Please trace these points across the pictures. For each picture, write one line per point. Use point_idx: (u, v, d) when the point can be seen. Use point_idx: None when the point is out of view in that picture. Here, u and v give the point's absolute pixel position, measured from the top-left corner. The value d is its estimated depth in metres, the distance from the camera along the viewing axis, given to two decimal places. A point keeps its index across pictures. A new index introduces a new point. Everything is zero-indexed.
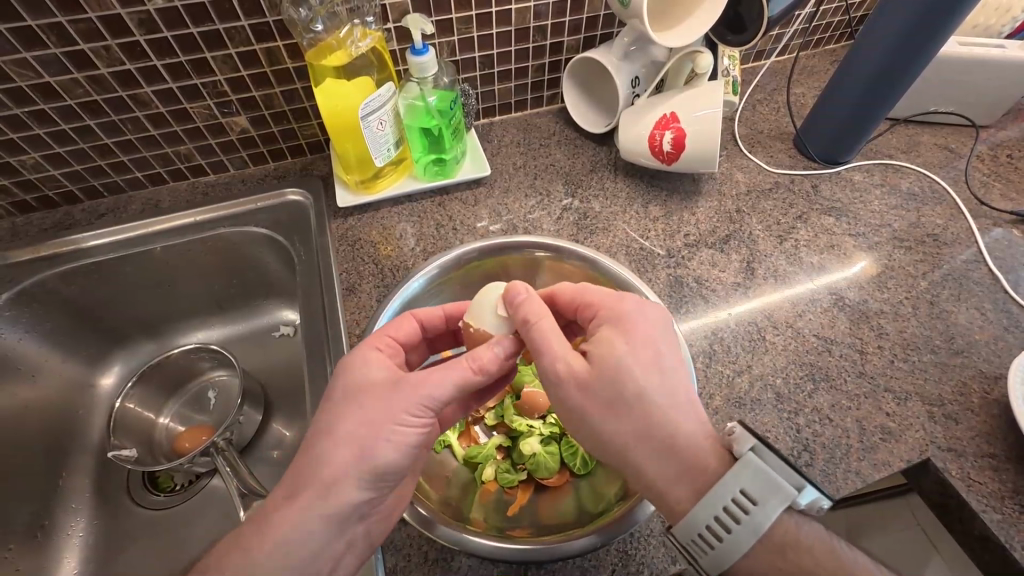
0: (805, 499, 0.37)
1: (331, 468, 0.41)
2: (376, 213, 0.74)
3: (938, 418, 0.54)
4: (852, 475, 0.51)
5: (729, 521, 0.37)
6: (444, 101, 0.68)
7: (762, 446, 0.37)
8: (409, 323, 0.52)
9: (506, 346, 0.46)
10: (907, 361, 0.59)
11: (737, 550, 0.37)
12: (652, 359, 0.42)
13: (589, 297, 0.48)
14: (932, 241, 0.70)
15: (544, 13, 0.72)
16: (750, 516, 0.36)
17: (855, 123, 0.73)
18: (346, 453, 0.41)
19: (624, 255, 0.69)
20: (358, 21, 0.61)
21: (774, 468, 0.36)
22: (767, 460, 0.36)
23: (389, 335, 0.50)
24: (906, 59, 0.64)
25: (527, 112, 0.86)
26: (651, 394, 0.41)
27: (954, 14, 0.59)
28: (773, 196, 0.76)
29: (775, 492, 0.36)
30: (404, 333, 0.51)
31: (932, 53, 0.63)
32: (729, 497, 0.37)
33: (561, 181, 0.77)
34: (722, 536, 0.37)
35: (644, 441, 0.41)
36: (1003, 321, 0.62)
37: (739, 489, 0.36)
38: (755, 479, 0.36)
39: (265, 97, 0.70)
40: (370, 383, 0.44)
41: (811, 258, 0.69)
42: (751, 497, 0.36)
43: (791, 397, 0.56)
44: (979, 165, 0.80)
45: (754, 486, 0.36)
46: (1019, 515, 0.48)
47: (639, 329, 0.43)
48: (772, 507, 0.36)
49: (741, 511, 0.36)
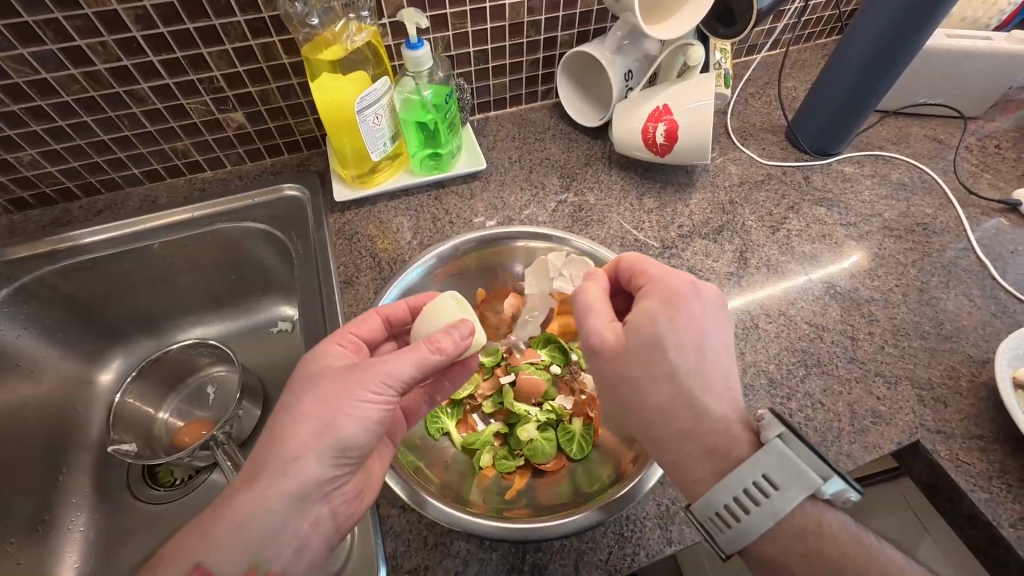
0: (830, 490, 0.37)
1: (307, 440, 0.42)
2: (374, 207, 0.75)
3: (927, 402, 0.55)
4: (845, 458, 0.52)
5: (748, 504, 0.37)
6: (437, 96, 0.69)
7: (790, 433, 0.37)
8: (371, 319, 0.52)
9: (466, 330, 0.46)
10: (897, 346, 0.59)
11: (753, 532, 0.37)
12: (694, 340, 0.42)
13: (646, 268, 0.47)
14: (922, 230, 0.71)
15: (538, 8, 0.73)
16: (770, 499, 0.37)
17: (842, 115, 0.75)
18: (330, 424, 0.42)
19: (619, 246, 0.70)
20: (352, 16, 0.62)
21: (802, 457, 0.37)
22: (796, 449, 0.37)
23: (352, 333, 0.50)
24: (896, 53, 0.65)
25: (522, 108, 0.87)
26: (684, 373, 0.42)
27: (933, 17, 0.60)
28: (766, 187, 0.77)
29: (797, 480, 0.36)
30: (366, 328, 0.51)
31: (920, 46, 0.64)
32: (751, 479, 0.37)
33: (556, 174, 0.79)
34: (741, 516, 0.37)
35: (669, 418, 0.42)
36: (990, 306, 0.63)
37: (761, 472, 0.37)
38: (779, 465, 0.37)
39: (262, 93, 0.71)
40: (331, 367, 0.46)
41: (803, 248, 0.70)
42: (773, 481, 0.37)
43: (783, 383, 0.56)
44: (967, 157, 0.81)
45: (777, 471, 0.37)
46: (1007, 494, 0.49)
47: (690, 306, 0.43)
48: (793, 493, 0.36)
49: (762, 494, 0.37)
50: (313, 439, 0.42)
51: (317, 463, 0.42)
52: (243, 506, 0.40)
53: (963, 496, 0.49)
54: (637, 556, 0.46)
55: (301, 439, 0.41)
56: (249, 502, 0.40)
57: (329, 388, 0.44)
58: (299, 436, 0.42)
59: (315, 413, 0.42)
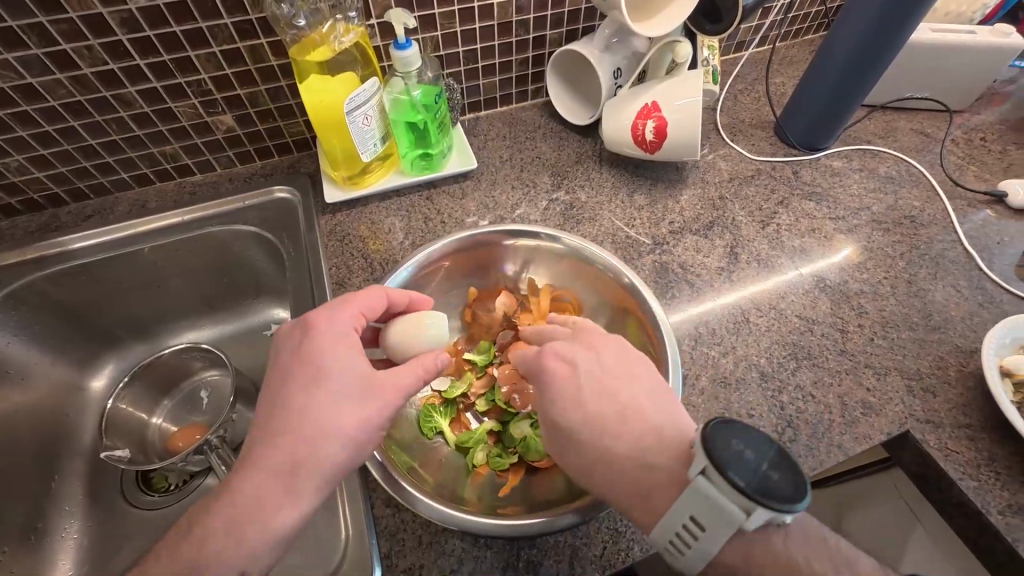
0: (759, 521, 0.35)
1: (306, 454, 0.41)
2: (365, 208, 0.75)
3: (916, 392, 0.56)
4: (836, 450, 0.52)
5: (683, 545, 0.38)
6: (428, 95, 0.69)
7: (711, 470, 0.36)
8: (380, 298, 0.51)
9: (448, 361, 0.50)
10: (886, 338, 0.60)
11: (695, 565, 0.38)
12: (609, 381, 0.45)
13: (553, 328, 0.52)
14: (910, 222, 0.72)
15: (526, 7, 0.73)
16: (700, 541, 0.37)
17: (829, 113, 0.75)
18: (328, 435, 0.41)
19: (610, 243, 0.70)
20: (340, 16, 0.62)
21: (723, 494, 0.36)
22: (717, 485, 0.36)
23: (360, 308, 0.49)
24: (879, 49, 0.66)
25: (512, 107, 0.88)
26: (621, 396, 0.44)
27: (912, 15, 0.62)
28: (755, 183, 0.77)
29: (722, 518, 0.36)
30: (372, 308, 0.50)
31: (902, 41, 0.65)
32: (680, 523, 0.37)
33: (547, 173, 0.79)
34: (682, 551, 0.38)
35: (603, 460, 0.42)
36: (977, 297, 0.64)
37: (688, 515, 0.37)
38: (703, 506, 0.36)
39: (251, 96, 0.71)
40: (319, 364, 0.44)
41: (793, 242, 0.70)
42: (699, 523, 0.36)
43: (774, 375, 0.57)
44: (953, 150, 0.82)
45: (703, 512, 0.36)
46: (994, 481, 0.49)
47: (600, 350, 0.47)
48: (721, 530, 0.36)
49: (692, 536, 0.37)
50: (312, 452, 0.41)
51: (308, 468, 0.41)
52: (237, 512, 0.40)
53: (951, 485, 0.50)
54: (632, 551, 0.46)
55: (291, 440, 0.41)
56: (249, 521, 0.39)
57: (322, 395, 0.43)
58: (294, 450, 0.41)
59: (310, 423, 0.42)
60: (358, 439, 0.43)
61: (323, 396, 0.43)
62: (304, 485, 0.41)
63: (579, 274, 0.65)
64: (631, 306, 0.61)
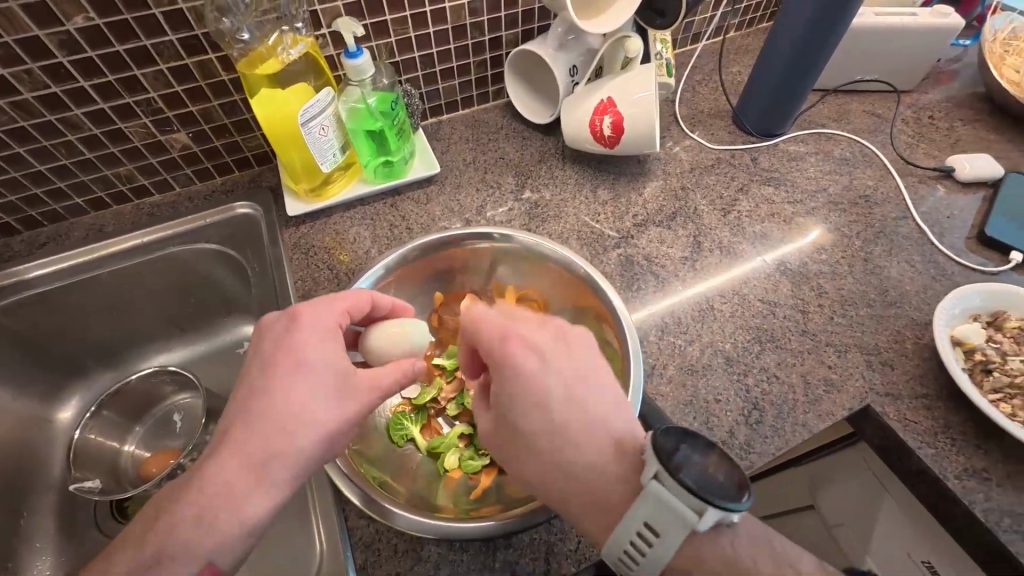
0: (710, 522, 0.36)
1: (278, 445, 0.40)
2: (329, 219, 0.74)
3: (875, 366, 0.57)
4: (800, 428, 0.53)
5: (638, 552, 0.38)
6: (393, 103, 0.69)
7: (663, 474, 0.36)
8: (363, 299, 0.50)
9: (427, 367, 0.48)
10: (845, 316, 0.62)
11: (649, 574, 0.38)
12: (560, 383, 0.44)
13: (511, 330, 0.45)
14: (865, 202, 0.74)
15: (479, 9, 0.74)
16: (654, 547, 0.37)
17: (780, 100, 0.77)
18: (298, 433, 0.41)
19: (576, 240, 0.70)
20: (286, 28, 0.62)
21: (675, 496, 0.36)
22: (670, 488, 0.36)
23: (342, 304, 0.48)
24: (821, 39, 0.68)
25: (474, 109, 0.88)
26: (571, 399, 0.43)
27: (849, 9, 0.64)
28: (716, 171, 0.79)
29: (676, 521, 0.36)
30: (357, 307, 0.49)
31: (843, 29, 0.67)
32: (635, 530, 0.37)
33: (511, 173, 0.79)
34: (636, 562, 0.38)
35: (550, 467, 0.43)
36: (930, 270, 0.66)
37: (641, 522, 0.37)
38: (655, 510, 0.37)
39: (204, 111, 0.70)
40: (296, 358, 0.43)
41: (754, 227, 0.71)
42: (654, 529, 0.37)
43: (740, 360, 0.58)
44: (904, 129, 0.85)
45: (655, 517, 0.37)
46: (951, 448, 0.51)
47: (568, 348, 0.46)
48: (673, 535, 0.36)
49: (646, 543, 0.37)
50: (284, 443, 0.41)
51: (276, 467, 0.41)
52: (212, 512, 0.40)
53: (911, 454, 0.51)
54: None
55: (261, 438, 0.41)
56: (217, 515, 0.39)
57: (299, 384, 0.42)
58: (268, 436, 0.41)
59: (284, 411, 0.41)
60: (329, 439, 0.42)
61: (300, 385, 0.42)
62: (272, 477, 0.40)
63: (537, 272, 0.65)
64: (590, 300, 0.61)
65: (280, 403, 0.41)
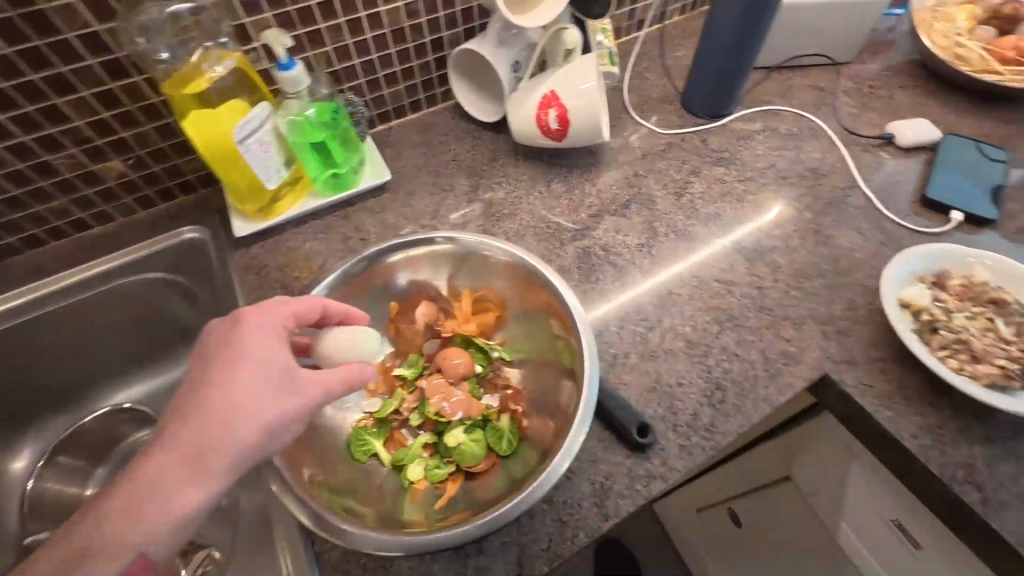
0: None
1: (215, 436, 0.38)
2: (280, 237, 0.72)
3: (831, 335, 0.58)
4: (763, 403, 0.53)
5: None
6: (340, 115, 0.69)
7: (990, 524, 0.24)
8: (313, 305, 0.49)
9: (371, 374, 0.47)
10: (800, 288, 0.63)
11: None
12: None
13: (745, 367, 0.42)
14: (812, 174, 0.75)
15: (417, 11, 0.73)
16: None
17: (720, 86, 0.79)
18: (238, 429, 0.39)
19: (532, 236, 0.70)
20: (212, 44, 0.61)
21: None
22: None
23: (290, 309, 0.47)
24: (750, 28, 0.70)
25: (424, 112, 0.87)
26: None
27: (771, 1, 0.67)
28: (668, 156, 0.79)
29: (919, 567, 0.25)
30: (306, 312, 0.48)
31: (770, 16, 0.69)
32: None
33: (464, 175, 0.78)
34: None
35: None
36: (878, 236, 0.68)
37: None
38: None
39: (138, 136, 0.67)
40: (246, 353, 0.41)
41: (707, 208, 0.72)
42: None
43: (700, 341, 0.58)
44: (846, 100, 0.87)
45: None
46: (906, 407, 0.52)
47: None
48: None
49: None
50: (217, 439, 0.39)
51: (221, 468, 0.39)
52: (136, 504, 0.37)
53: (870, 417, 0.52)
54: (577, 538, 0.46)
55: (199, 433, 0.38)
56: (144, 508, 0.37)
57: (235, 378, 0.40)
58: (201, 433, 0.39)
59: (219, 407, 0.39)
60: (270, 437, 0.40)
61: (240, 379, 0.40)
62: (208, 469, 0.38)
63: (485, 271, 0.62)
64: (543, 296, 0.59)
65: (221, 397, 0.39)
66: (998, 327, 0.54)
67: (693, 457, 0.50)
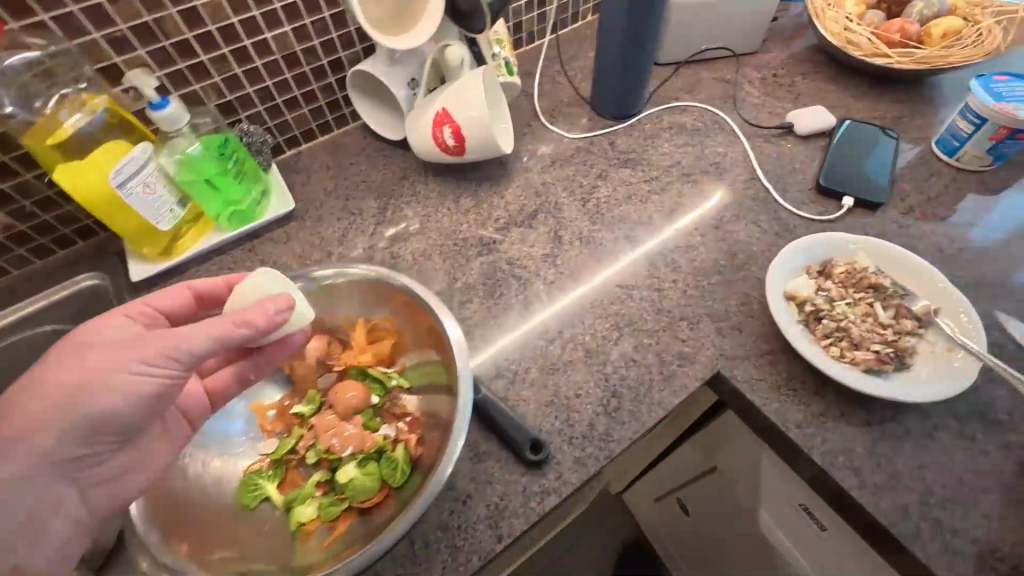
0: None
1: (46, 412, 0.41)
2: (183, 276, 0.71)
3: (725, 331, 0.60)
4: (657, 407, 0.54)
5: None
6: (233, 145, 0.69)
7: None
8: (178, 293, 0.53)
9: (280, 303, 0.47)
10: (698, 287, 0.64)
11: None
12: None
13: None
14: (715, 169, 0.77)
15: (307, 35, 0.73)
16: None
17: (623, 88, 0.80)
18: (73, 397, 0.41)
19: (439, 255, 0.70)
20: (73, 90, 0.60)
21: None
22: None
23: (149, 305, 0.52)
24: (636, 32, 0.71)
25: (334, 134, 0.86)
26: None
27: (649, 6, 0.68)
28: (575, 161, 0.80)
29: None
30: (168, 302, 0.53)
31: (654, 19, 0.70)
32: None
33: (373, 196, 0.78)
34: None
35: None
36: (775, 228, 0.69)
37: None
38: None
39: (18, 187, 0.63)
40: (82, 338, 0.45)
41: (613, 212, 0.72)
42: None
43: (599, 349, 0.59)
44: (752, 90, 0.88)
45: None
46: (793, 398, 0.54)
47: None
48: None
49: None
50: (51, 407, 0.41)
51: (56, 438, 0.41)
52: None
53: (759, 412, 0.54)
54: (470, 563, 0.46)
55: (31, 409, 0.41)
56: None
57: (72, 355, 0.43)
58: (52, 402, 0.41)
59: (56, 380, 0.42)
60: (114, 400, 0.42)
61: (121, 341, 0.45)
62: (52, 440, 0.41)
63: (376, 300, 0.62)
64: (428, 318, 0.59)
65: (60, 375, 0.42)
66: (877, 312, 0.56)
67: (587, 469, 0.51)
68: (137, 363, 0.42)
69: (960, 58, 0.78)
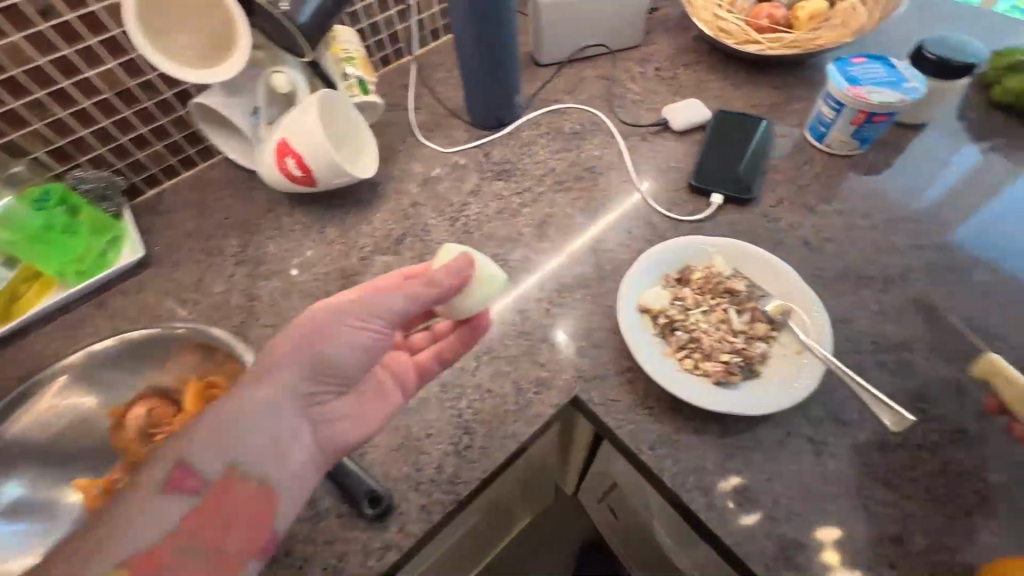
0: None
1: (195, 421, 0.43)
2: (21, 340, 0.65)
3: (585, 350, 0.57)
4: (509, 441, 0.52)
5: None
6: (56, 194, 0.65)
7: None
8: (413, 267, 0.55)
9: (456, 268, 0.47)
10: (562, 304, 0.61)
11: None
12: None
13: None
14: (589, 174, 0.74)
15: (140, 68, 0.68)
16: None
17: (492, 95, 0.77)
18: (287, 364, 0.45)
19: (298, 293, 0.66)
20: None
21: None
22: None
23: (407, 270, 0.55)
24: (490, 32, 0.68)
25: (200, 167, 0.81)
26: None
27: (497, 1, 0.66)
28: (448, 177, 0.76)
29: None
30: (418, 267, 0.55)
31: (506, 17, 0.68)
32: None
33: (235, 234, 0.73)
34: None
35: None
36: (644, 233, 0.67)
37: None
38: None
39: None
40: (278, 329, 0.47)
41: (482, 230, 0.70)
42: None
43: (455, 382, 0.56)
44: (633, 86, 0.85)
45: None
46: (647, 418, 0.52)
47: None
48: None
49: None
50: (274, 369, 0.45)
51: (297, 382, 0.45)
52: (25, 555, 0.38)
53: (613, 436, 0.52)
54: None
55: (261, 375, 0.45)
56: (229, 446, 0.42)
57: (334, 308, 0.47)
58: (290, 348, 0.45)
59: (298, 338, 0.45)
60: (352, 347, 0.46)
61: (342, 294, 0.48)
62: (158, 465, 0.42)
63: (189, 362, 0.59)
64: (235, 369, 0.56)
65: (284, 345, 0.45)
66: (731, 318, 0.55)
67: (431, 517, 0.48)
68: (373, 316, 0.46)
69: (827, 39, 0.77)
